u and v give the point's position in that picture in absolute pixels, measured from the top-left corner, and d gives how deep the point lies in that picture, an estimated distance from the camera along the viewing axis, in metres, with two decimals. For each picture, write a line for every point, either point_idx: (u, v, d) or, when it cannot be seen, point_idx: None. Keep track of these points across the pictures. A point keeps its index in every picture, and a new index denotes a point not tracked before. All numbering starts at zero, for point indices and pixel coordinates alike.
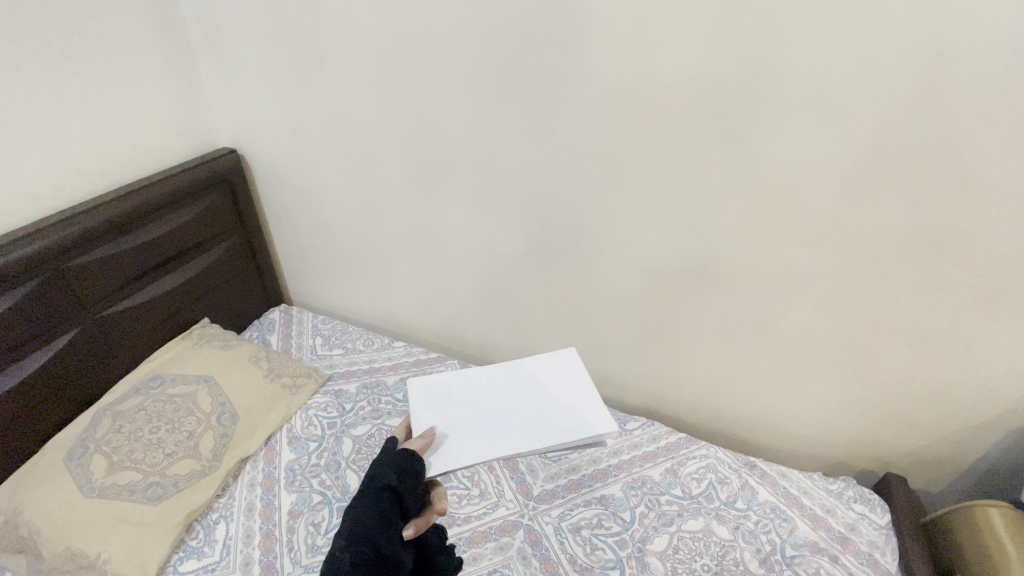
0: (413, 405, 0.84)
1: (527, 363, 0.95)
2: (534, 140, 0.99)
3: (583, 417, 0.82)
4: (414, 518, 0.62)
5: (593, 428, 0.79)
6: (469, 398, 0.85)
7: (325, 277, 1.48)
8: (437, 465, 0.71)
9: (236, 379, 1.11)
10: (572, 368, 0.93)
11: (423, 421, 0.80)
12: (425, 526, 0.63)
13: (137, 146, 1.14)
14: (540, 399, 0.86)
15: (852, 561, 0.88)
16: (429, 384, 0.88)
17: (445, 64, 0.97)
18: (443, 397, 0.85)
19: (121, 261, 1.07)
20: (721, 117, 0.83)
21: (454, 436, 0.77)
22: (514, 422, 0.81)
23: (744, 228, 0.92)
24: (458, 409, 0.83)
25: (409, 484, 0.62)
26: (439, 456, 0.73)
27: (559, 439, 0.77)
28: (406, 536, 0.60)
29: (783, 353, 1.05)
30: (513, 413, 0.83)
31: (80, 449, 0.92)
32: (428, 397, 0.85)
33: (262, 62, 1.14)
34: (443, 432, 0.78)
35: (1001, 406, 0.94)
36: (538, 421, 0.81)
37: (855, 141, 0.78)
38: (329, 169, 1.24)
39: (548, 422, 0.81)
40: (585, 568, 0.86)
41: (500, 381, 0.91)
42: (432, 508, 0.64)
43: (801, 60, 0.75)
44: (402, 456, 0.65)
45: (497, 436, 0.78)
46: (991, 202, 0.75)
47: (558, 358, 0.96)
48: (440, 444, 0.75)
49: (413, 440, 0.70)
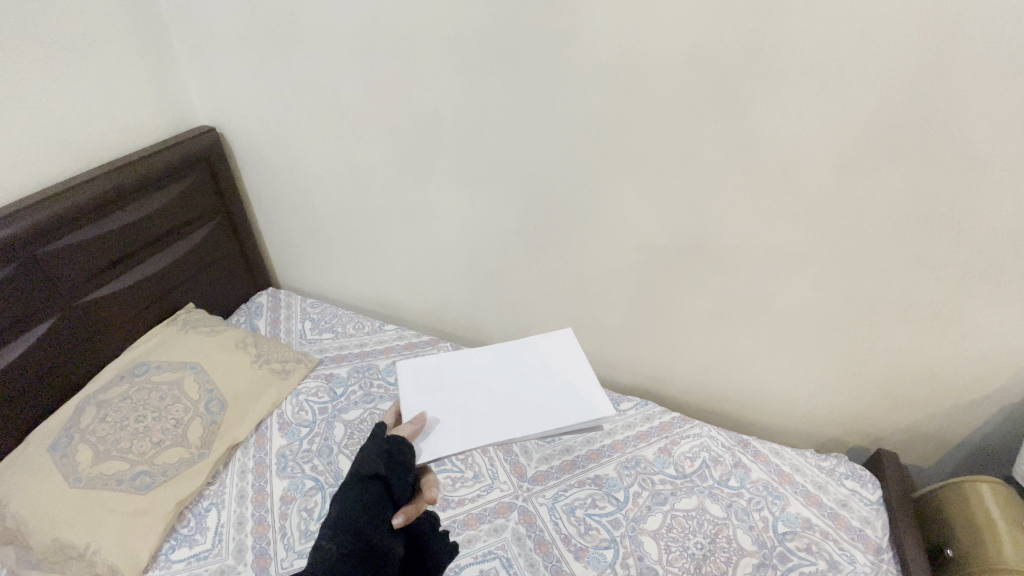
0: (402, 390, 0.83)
1: (520, 346, 0.94)
2: (525, 116, 0.96)
3: (581, 399, 0.82)
4: (404, 507, 0.60)
5: (589, 411, 0.80)
6: (460, 381, 0.85)
7: (313, 259, 1.45)
8: (428, 451, 0.71)
9: (224, 364, 1.09)
10: (566, 352, 0.93)
11: (413, 406, 0.79)
12: (416, 514, 0.61)
13: (111, 127, 1.10)
14: (533, 384, 0.86)
15: (843, 537, 0.89)
16: (418, 369, 0.88)
17: (432, 38, 0.93)
18: (434, 381, 0.85)
19: (98, 244, 1.04)
20: (720, 89, 0.80)
21: (446, 420, 0.77)
22: (507, 406, 0.81)
23: (739, 207, 0.91)
24: (449, 393, 0.83)
25: (398, 473, 0.61)
26: (429, 442, 0.72)
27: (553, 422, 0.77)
28: (395, 525, 0.58)
29: (780, 332, 1.04)
30: (505, 397, 0.83)
31: (64, 439, 0.90)
32: (417, 382, 0.85)
33: (239, 34, 1.09)
34: (433, 417, 0.78)
35: (993, 383, 0.94)
36: (532, 406, 0.81)
37: (857, 116, 0.75)
38: (314, 149, 1.20)
39: (542, 407, 0.81)
40: (579, 548, 0.87)
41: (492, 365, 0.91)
42: (422, 497, 0.62)
43: (803, 27, 0.71)
44: (391, 443, 0.63)
45: (492, 423, 0.77)
46: (990, 180, 0.73)
47: (552, 342, 0.96)
48: (431, 429, 0.75)
49: (403, 428, 0.69)
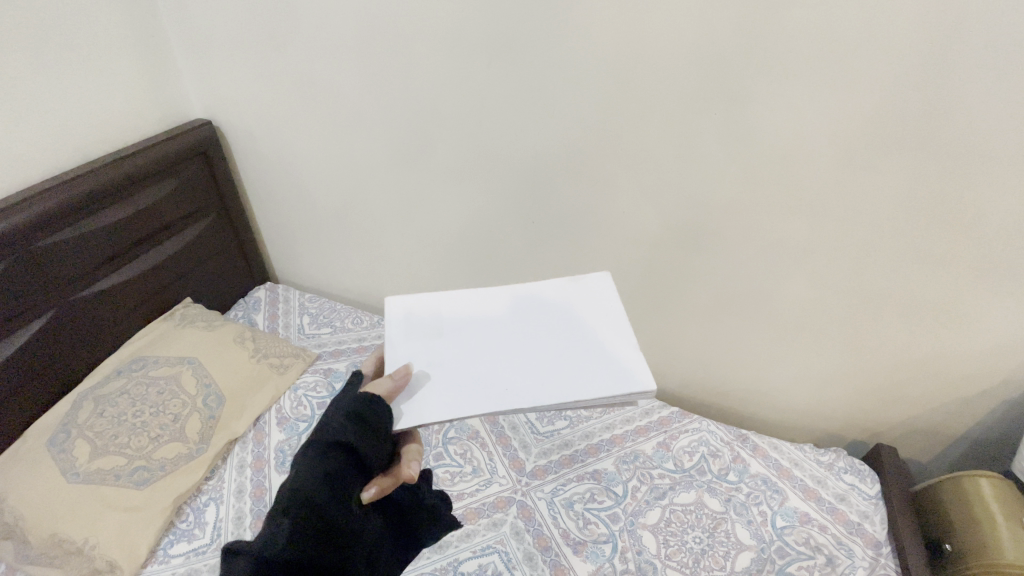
0: (391, 330, 0.70)
1: (545, 288, 0.77)
2: (523, 109, 0.95)
3: (611, 366, 0.66)
4: (377, 478, 0.57)
5: (619, 382, 0.63)
6: (462, 330, 0.70)
7: (311, 253, 1.44)
8: (410, 415, 0.59)
9: (222, 359, 1.09)
10: (599, 300, 0.76)
11: (401, 354, 0.66)
12: (391, 486, 0.57)
13: (105, 120, 1.09)
14: (550, 341, 0.69)
15: (841, 531, 0.89)
16: (414, 305, 0.73)
17: (429, 29, 0.92)
18: (431, 325, 0.70)
19: (93, 239, 1.03)
20: (720, 83, 0.80)
21: (438, 377, 0.63)
22: (512, 367, 0.66)
23: (739, 202, 0.90)
24: (446, 343, 0.68)
25: (369, 441, 0.55)
26: (413, 404, 0.60)
27: (560, 398, 0.61)
28: (365, 498, 0.55)
29: (779, 326, 1.03)
30: (512, 355, 0.68)
31: (62, 435, 0.90)
32: (411, 322, 0.71)
33: (235, 26, 1.07)
34: (424, 370, 0.64)
35: (993, 377, 0.93)
36: (544, 374, 0.65)
37: (859, 109, 0.74)
38: (311, 141, 1.19)
39: (556, 375, 0.65)
40: (578, 542, 0.87)
41: (505, 310, 0.74)
42: (400, 466, 0.58)
43: (806, 19, 0.70)
44: (363, 404, 0.56)
45: (494, 386, 0.63)
46: (992, 173, 0.73)
47: (583, 284, 0.78)
48: (419, 386, 0.62)
49: (380, 383, 0.60)
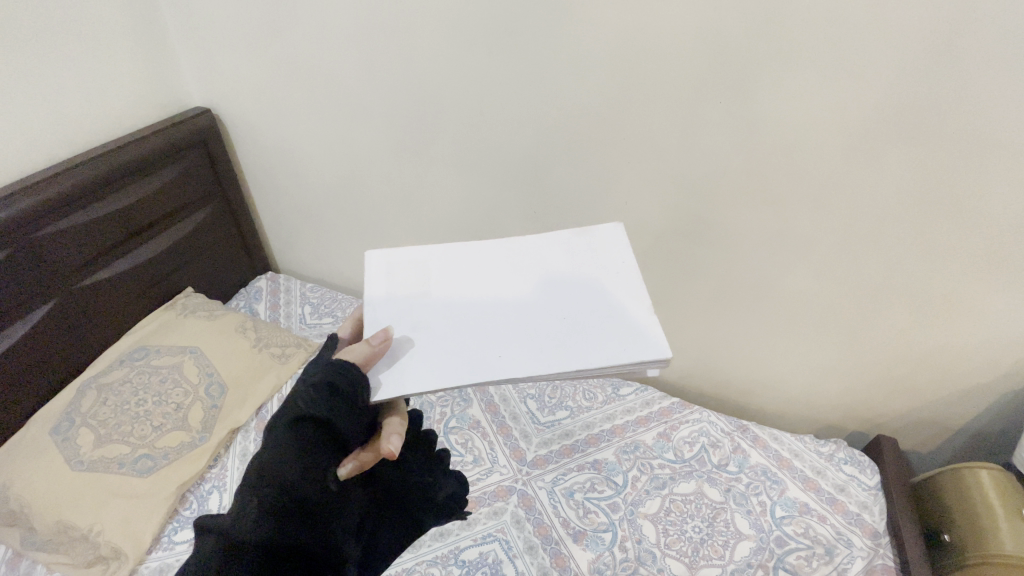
0: (372, 290, 0.64)
1: (547, 242, 0.70)
2: (525, 98, 0.94)
3: (617, 330, 0.59)
4: (357, 453, 0.55)
5: (626, 348, 0.57)
6: (450, 290, 0.64)
7: (312, 242, 1.44)
8: (389, 385, 0.54)
9: (223, 349, 1.09)
10: (607, 256, 0.68)
11: (381, 317, 0.60)
12: (371, 461, 0.54)
13: (105, 109, 1.09)
14: (549, 303, 0.63)
15: (840, 521, 0.89)
16: (398, 262, 0.67)
17: (430, 17, 0.91)
18: (415, 285, 0.64)
19: (94, 229, 1.03)
20: (724, 72, 0.79)
21: (423, 343, 0.57)
22: (507, 331, 0.60)
23: (742, 193, 0.90)
24: (434, 304, 0.62)
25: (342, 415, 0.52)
26: (393, 371, 0.55)
27: (558, 365, 0.55)
28: (342, 475, 0.54)
29: (780, 317, 1.03)
30: (507, 317, 0.61)
31: (65, 423, 0.90)
32: (394, 280, 0.64)
33: (234, 14, 1.07)
34: (406, 335, 0.58)
35: (996, 370, 0.93)
36: (542, 338, 0.59)
37: (863, 100, 0.74)
38: (311, 130, 1.19)
39: (555, 340, 0.58)
40: (577, 531, 0.87)
41: (501, 267, 0.67)
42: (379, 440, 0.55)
43: (811, 8, 0.70)
44: (334, 372, 0.51)
45: (483, 352, 0.57)
46: (999, 166, 0.72)
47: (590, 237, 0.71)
48: (400, 352, 0.57)
49: (356, 348, 0.54)
